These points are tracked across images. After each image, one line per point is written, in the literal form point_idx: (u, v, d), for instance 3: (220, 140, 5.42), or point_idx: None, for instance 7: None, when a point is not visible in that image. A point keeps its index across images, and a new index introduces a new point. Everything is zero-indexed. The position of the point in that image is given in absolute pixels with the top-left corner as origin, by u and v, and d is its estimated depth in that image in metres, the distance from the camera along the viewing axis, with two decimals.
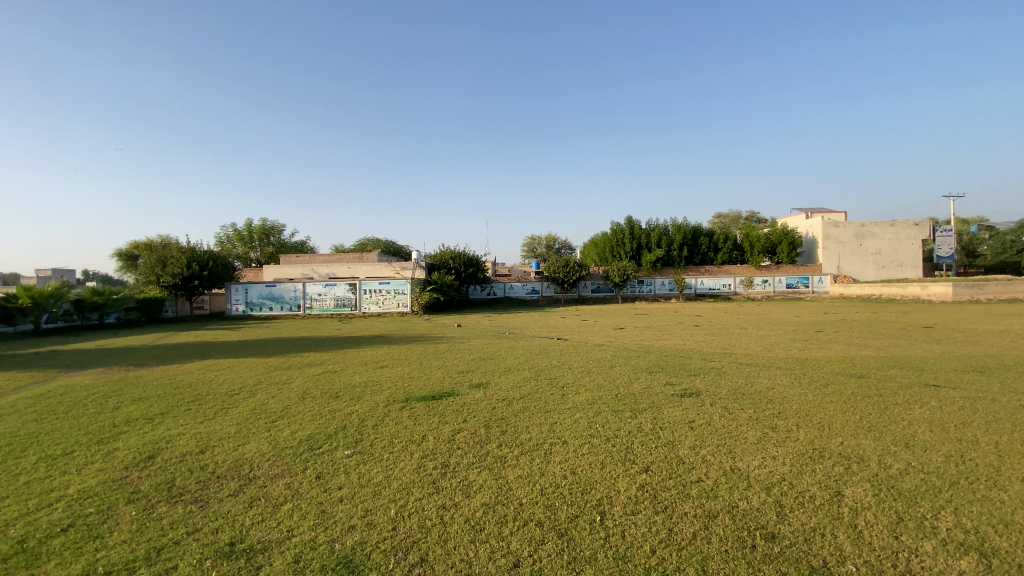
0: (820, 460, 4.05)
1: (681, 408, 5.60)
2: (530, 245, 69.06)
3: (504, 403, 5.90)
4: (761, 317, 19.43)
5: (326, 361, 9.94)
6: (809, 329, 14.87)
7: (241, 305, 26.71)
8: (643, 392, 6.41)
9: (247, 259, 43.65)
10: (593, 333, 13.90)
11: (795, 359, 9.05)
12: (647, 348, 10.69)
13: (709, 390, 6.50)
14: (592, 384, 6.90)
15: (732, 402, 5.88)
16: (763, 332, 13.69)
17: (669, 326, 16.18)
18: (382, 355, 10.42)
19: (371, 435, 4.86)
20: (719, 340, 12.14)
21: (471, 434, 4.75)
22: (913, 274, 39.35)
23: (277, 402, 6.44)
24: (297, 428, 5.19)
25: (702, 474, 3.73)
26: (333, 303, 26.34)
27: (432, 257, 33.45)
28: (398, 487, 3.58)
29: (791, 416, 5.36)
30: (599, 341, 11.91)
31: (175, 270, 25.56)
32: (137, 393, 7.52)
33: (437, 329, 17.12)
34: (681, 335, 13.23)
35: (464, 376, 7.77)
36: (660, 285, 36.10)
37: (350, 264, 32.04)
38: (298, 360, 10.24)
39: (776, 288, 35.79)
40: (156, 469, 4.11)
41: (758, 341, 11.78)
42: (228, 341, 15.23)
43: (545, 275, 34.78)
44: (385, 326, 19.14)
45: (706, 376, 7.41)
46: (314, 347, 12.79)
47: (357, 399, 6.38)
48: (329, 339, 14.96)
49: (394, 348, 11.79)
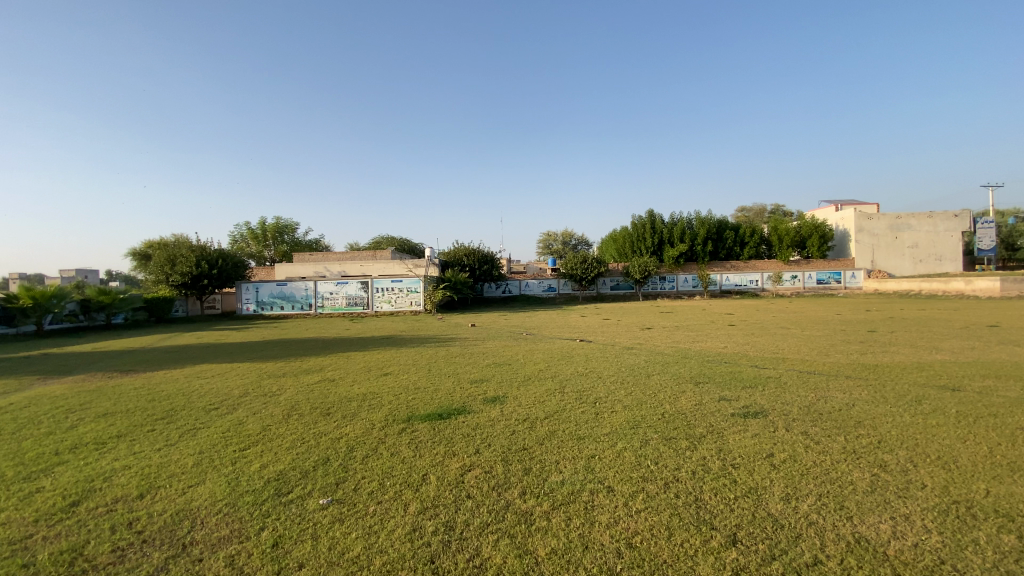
0: (976, 525, 2.87)
1: (750, 436, 4.44)
2: (546, 241, 67.78)
3: (526, 426, 4.78)
4: (799, 315, 18.03)
5: (327, 367, 8.98)
6: (859, 328, 13.44)
7: (251, 304, 26.04)
8: (695, 411, 5.26)
9: (261, 257, 43.30)
10: (619, 334, 12.71)
11: (862, 366, 7.75)
12: (684, 352, 9.45)
13: (778, 409, 5.32)
14: (630, 399, 5.76)
15: (812, 427, 4.70)
16: (808, 333, 12.34)
17: (700, 326, 14.92)
18: (389, 360, 9.41)
19: (357, 472, 3.79)
20: (762, 342, 10.83)
21: (485, 473, 3.65)
22: (954, 268, 37.15)
23: (257, 421, 5.45)
24: (267, 460, 4.16)
25: (816, 551, 2.59)
26: (345, 302, 25.53)
27: (446, 253, 32.47)
28: (380, 571, 2.50)
29: (899, 448, 4.15)
30: (628, 343, 10.68)
31: (184, 269, 24.98)
32: (105, 408, 6.60)
33: (450, 329, 16.09)
34: (717, 337, 11.99)
35: (479, 387, 6.68)
36: (683, 281, 34.64)
37: (363, 262, 31.21)
38: (295, 365, 9.27)
39: (806, 284, 34.04)
40: (70, 531, 3.16)
41: (808, 343, 10.45)
42: (230, 343, 14.44)
43: (562, 272, 33.59)
44: (396, 326, 18.15)
45: (766, 390, 6.19)
46: (317, 350, 11.82)
47: (351, 417, 5.35)
48: (335, 340, 14.01)
49: (402, 351, 10.79)
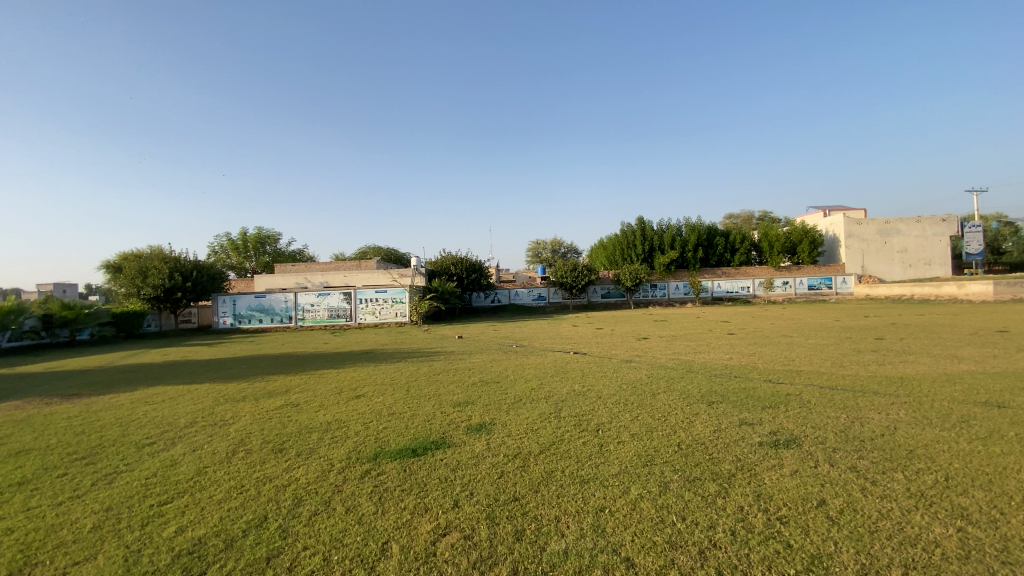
0: None
1: (789, 477, 3.66)
2: (535, 249, 67.12)
3: (517, 465, 3.94)
4: (798, 322, 17.39)
5: (295, 388, 8.08)
6: (864, 335, 12.82)
7: (228, 317, 24.88)
8: (716, 442, 4.47)
9: (242, 268, 42.01)
10: (615, 345, 11.90)
11: (887, 380, 7.02)
12: (688, 365, 8.67)
13: (812, 437, 4.55)
14: (639, 425, 4.95)
15: (862, 463, 3.92)
16: (814, 341, 11.68)
17: (699, 335, 14.20)
18: (364, 379, 8.51)
19: (296, 539, 2.95)
20: (770, 353, 10.08)
21: (464, 540, 2.82)
22: (943, 272, 37.09)
23: (193, 461, 4.55)
24: (185, 523, 3.28)
25: None
26: (327, 314, 24.48)
27: (433, 262, 31.54)
28: None
29: (975, 489, 3.37)
30: (625, 356, 9.89)
31: (156, 281, 23.78)
32: (22, 443, 5.65)
33: (435, 342, 15.21)
34: (719, 347, 11.25)
35: (462, 412, 5.82)
36: (674, 289, 34.12)
37: (346, 273, 30.20)
38: (259, 387, 8.33)
39: (797, 290, 33.69)
40: None
41: (819, 354, 9.74)
42: (196, 360, 13.41)
43: (552, 280, 32.87)
44: (378, 339, 17.22)
45: (790, 411, 5.43)
46: (288, 367, 10.85)
47: (307, 455, 4.48)
48: (310, 356, 13.03)
49: (381, 367, 9.90)
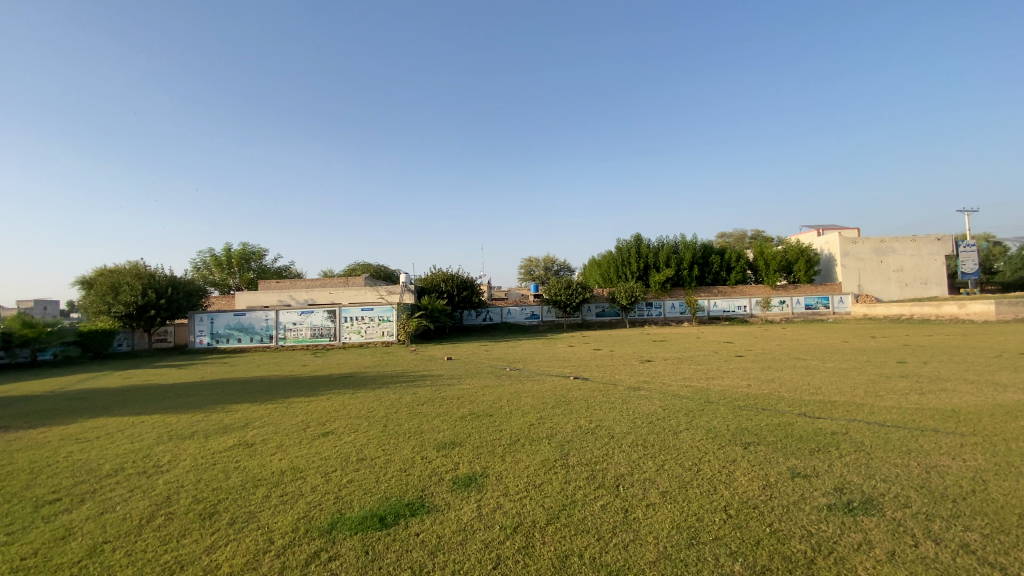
0: None
1: (889, 569, 2.69)
2: (528, 267, 66.37)
3: (517, 548, 2.94)
4: (806, 343, 16.55)
5: (257, 422, 7.02)
6: (883, 358, 11.94)
7: (205, 337, 23.61)
8: (771, 506, 3.50)
9: (226, 285, 40.74)
10: (617, 369, 10.94)
11: (938, 413, 6.07)
12: (704, 395, 7.68)
13: (892, 498, 3.62)
14: (670, 480, 3.97)
15: (977, 542, 2.95)
16: (832, 365, 10.79)
17: (705, 357, 13.29)
18: (337, 410, 7.44)
19: None
20: (788, 379, 9.15)
21: None
22: (939, 292, 36.70)
23: (94, 534, 3.50)
24: None
25: None
26: (309, 333, 23.29)
27: (423, 279, 30.53)
28: None
29: None
30: (632, 382, 8.90)
31: (128, 298, 22.57)
32: None
33: (422, 364, 14.15)
34: (731, 371, 10.32)
35: (448, 457, 4.80)
36: (670, 307, 33.30)
37: (332, 290, 29.05)
38: (214, 420, 7.23)
39: (795, 309, 33.02)
40: None
41: (845, 380, 8.81)
42: (160, 384, 12.27)
43: (545, 299, 31.95)
44: (362, 360, 16.11)
45: (848, 457, 4.48)
46: (256, 394, 9.73)
47: (241, 527, 3.43)
48: (284, 381, 11.91)
49: (359, 395, 8.83)
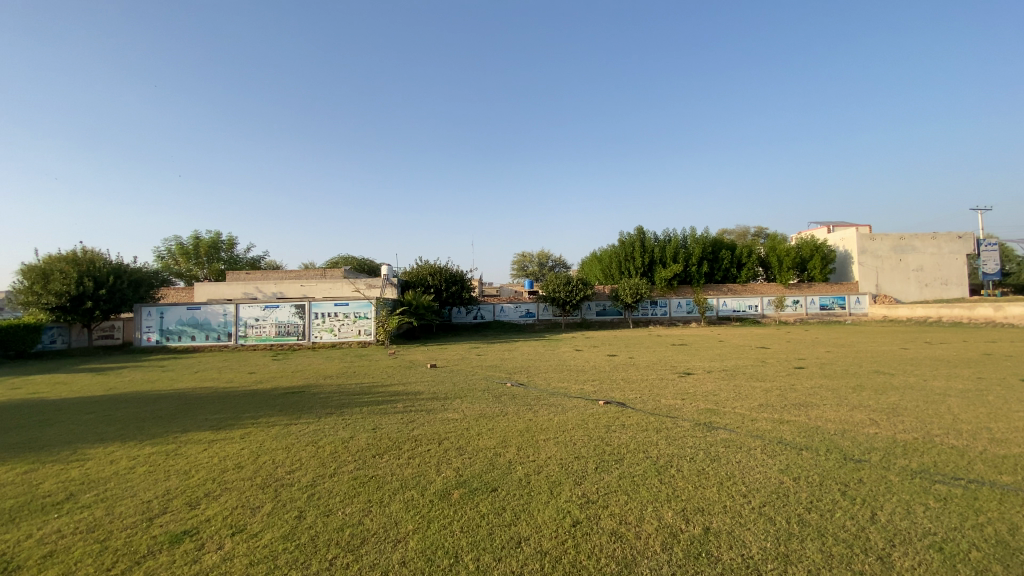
0: None
1: None
2: (521, 261, 63.90)
3: None
4: (860, 350, 13.89)
5: (88, 493, 4.02)
6: (995, 373, 9.22)
7: (153, 333, 20.41)
8: None
9: (193, 277, 37.37)
10: (659, 389, 8.08)
11: None
12: (829, 444, 4.83)
13: None
14: None
15: None
16: (944, 386, 8.03)
17: (756, 369, 10.51)
18: (237, 467, 4.48)
19: None
20: (916, 410, 6.33)
21: None
22: (960, 293, 34.51)
23: None
24: None
25: None
26: (274, 330, 20.23)
27: (408, 272, 27.59)
28: None
29: None
30: (696, 415, 6.04)
31: (59, 288, 19.29)
32: None
33: (398, 373, 11.25)
34: (818, 393, 7.50)
35: None
36: (676, 306, 30.75)
37: (304, 283, 25.96)
38: (22, 488, 4.23)
39: (809, 309, 30.61)
40: None
41: (1005, 415, 5.99)
42: (42, 399, 9.19)
43: (541, 296, 29.16)
44: (324, 366, 13.14)
45: None
46: (148, 421, 6.76)
47: None
48: (210, 396, 8.94)
49: (293, 429, 5.90)
